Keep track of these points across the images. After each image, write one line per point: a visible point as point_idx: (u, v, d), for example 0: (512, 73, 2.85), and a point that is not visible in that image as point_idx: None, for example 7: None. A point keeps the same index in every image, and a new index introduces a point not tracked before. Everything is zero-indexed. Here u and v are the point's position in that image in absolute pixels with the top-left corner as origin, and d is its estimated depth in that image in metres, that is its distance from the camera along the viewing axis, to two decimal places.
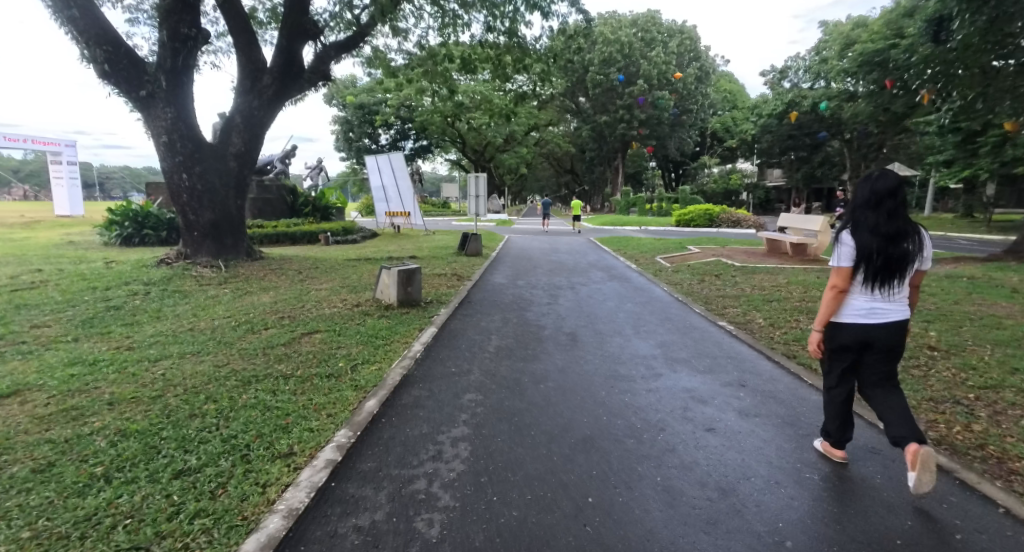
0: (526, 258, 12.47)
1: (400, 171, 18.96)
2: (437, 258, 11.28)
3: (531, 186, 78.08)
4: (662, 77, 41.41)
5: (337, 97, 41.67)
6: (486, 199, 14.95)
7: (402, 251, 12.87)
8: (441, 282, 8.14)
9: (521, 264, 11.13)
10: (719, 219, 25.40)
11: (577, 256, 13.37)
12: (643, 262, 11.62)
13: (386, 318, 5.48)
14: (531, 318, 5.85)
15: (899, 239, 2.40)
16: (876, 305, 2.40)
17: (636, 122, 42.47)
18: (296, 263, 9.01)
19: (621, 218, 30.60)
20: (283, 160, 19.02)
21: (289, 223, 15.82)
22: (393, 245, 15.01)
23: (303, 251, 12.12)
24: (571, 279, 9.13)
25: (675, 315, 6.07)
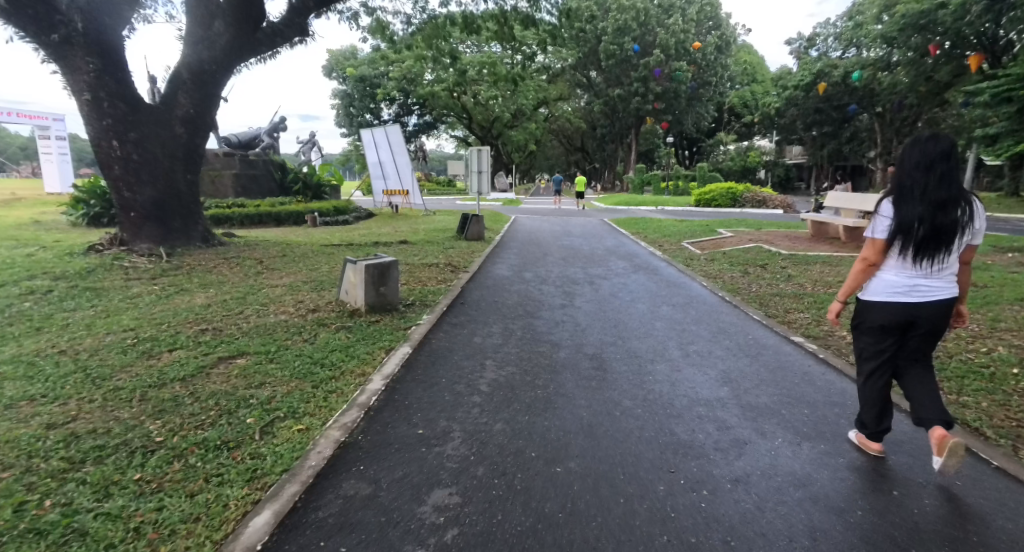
0: (534, 243, 11.01)
1: (398, 146, 17.49)
2: (433, 243, 9.88)
3: (541, 164, 76.00)
4: (679, 47, 39.04)
5: (337, 70, 39.88)
6: (491, 176, 13.43)
7: (395, 234, 11.46)
8: (432, 274, 6.74)
9: (529, 251, 9.68)
10: (743, 198, 23.73)
11: (592, 241, 11.89)
12: (669, 248, 10.17)
13: (346, 333, 4.08)
14: (540, 330, 4.45)
15: (941, 215, 2.14)
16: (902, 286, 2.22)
17: (651, 96, 40.31)
18: (263, 248, 7.66)
19: (635, 197, 28.83)
20: (271, 134, 17.51)
21: (275, 202, 14.43)
22: (388, 226, 13.65)
23: (284, 234, 10.77)
24: (588, 270, 7.72)
25: (728, 324, 4.67)
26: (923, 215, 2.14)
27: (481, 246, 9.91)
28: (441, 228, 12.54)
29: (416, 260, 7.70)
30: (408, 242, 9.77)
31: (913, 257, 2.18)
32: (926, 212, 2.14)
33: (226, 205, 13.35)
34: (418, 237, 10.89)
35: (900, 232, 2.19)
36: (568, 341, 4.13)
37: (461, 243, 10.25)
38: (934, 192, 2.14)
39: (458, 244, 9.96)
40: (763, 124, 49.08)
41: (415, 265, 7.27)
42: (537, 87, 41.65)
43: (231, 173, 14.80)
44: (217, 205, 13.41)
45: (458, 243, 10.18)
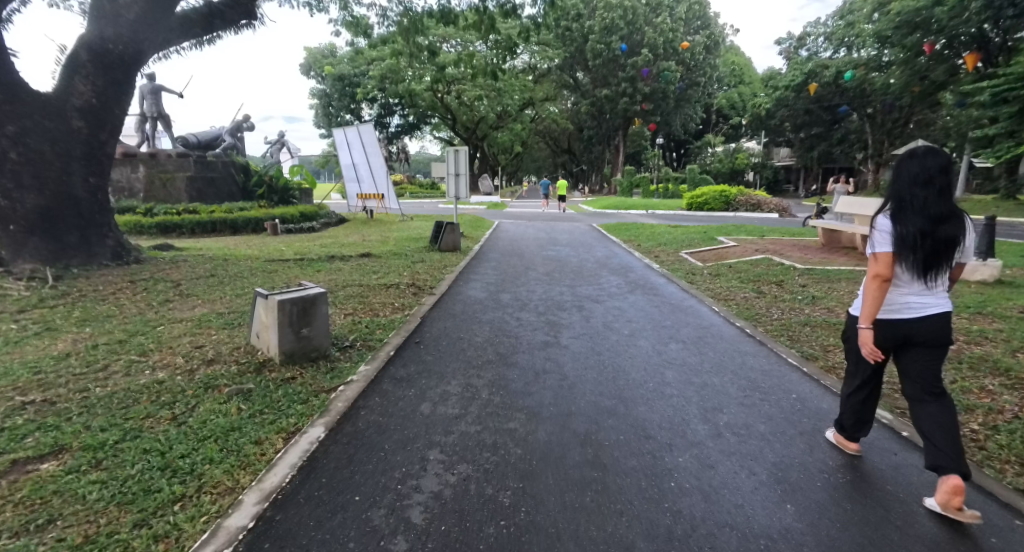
0: (517, 255, 9.90)
1: (370, 146, 16.33)
2: (400, 256, 8.70)
3: (528, 166, 75.05)
4: (667, 47, 38.44)
5: (315, 68, 38.51)
6: (469, 179, 12.30)
7: (362, 245, 10.23)
8: (388, 299, 5.58)
9: (511, 266, 8.55)
10: (736, 202, 22.98)
11: (580, 251, 10.83)
12: (667, 261, 9.18)
13: (240, 404, 2.87)
14: (515, 388, 3.31)
15: (945, 226, 2.04)
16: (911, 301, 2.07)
17: (639, 96, 39.65)
18: (188, 265, 6.43)
19: (624, 201, 27.86)
20: (234, 134, 16.16)
21: (232, 208, 13.11)
22: (358, 234, 12.45)
23: (234, 245, 9.53)
24: (575, 290, 6.64)
25: (758, 374, 3.61)
26: (926, 230, 2.02)
27: (455, 260, 8.75)
28: (414, 237, 11.40)
29: (373, 278, 6.55)
30: (372, 255, 8.59)
31: (918, 272, 2.05)
32: (926, 225, 2.02)
33: (176, 211, 12.04)
34: (386, 248, 9.67)
35: (903, 247, 2.03)
36: (553, 409, 3.00)
37: (434, 256, 9.06)
38: (936, 206, 2.02)
39: (430, 258, 8.80)
40: (751, 126, 48.66)
41: (370, 285, 6.11)
42: (523, 87, 40.68)
43: (185, 176, 13.43)
44: (165, 210, 12.06)
45: (430, 256, 8.99)
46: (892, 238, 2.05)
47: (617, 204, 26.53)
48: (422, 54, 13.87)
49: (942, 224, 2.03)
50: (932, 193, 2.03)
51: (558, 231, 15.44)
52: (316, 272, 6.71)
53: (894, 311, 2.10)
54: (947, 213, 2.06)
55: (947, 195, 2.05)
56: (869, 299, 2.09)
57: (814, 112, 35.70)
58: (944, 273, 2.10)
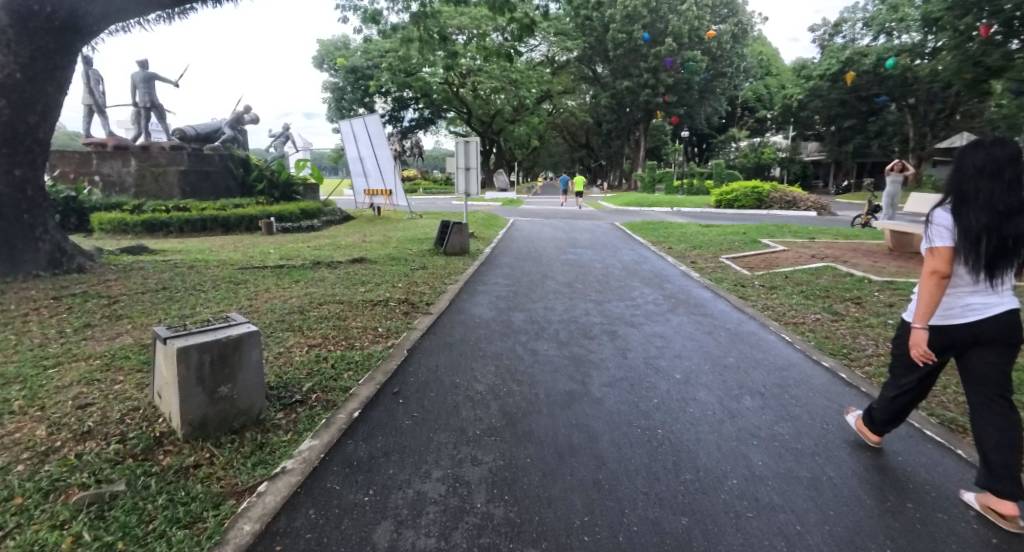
0: (533, 260, 8.79)
1: (378, 139, 15.44)
2: (400, 261, 7.62)
3: (544, 161, 73.53)
4: (691, 35, 36.77)
5: (327, 61, 37.77)
6: (480, 174, 11.20)
7: (361, 246, 9.24)
8: (371, 321, 4.48)
9: (526, 273, 7.44)
10: (769, 199, 21.50)
11: (604, 255, 9.66)
12: (708, 269, 8.01)
13: (81, 531, 1.73)
14: (529, 487, 2.16)
15: (1019, 219, 1.89)
16: (978, 300, 1.95)
17: (662, 88, 38.07)
18: (144, 272, 5.44)
19: (646, 197, 26.46)
20: (235, 127, 15.31)
21: (227, 204, 12.23)
22: (360, 234, 11.45)
23: (218, 247, 8.60)
24: (603, 307, 5.54)
25: (896, 460, 2.44)
26: (990, 224, 1.88)
27: (461, 268, 7.62)
28: (420, 239, 10.38)
29: (360, 290, 5.47)
30: (368, 259, 7.54)
31: (981, 269, 1.93)
32: (992, 221, 1.89)
33: (165, 208, 11.21)
34: (385, 251, 8.62)
35: (968, 242, 1.90)
36: (589, 538, 1.83)
37: (439, 261, 7.98)
38: (1004, 199, 1.89)
39: (434, 264, 7.69)
40: (779, 119, 46.60)
41: (354, 301, 5.00)
42: (541, 79, 39.39)
43: (177, 170, 12.60)
44: (153, 207, 11.20)
45: (435, 262, 7.89)
46: (955, 233, 1.93)
47: (639, 200, 25.19)
48: (436, 41, 12.94)
49: (1013, 218, 1.89)
50: (1002, 183, 1.90)
51: (578, 231, 14.22)
52: (294, 283, 5.65)
53: (962, 310, 1.97)
54: (1016, 208, 1.91)
55: (1020, 187, 1.90)
56: (924, 296, 1.99)
57: (850, 104, 33.76)
58: (1011, 270, 1.95)
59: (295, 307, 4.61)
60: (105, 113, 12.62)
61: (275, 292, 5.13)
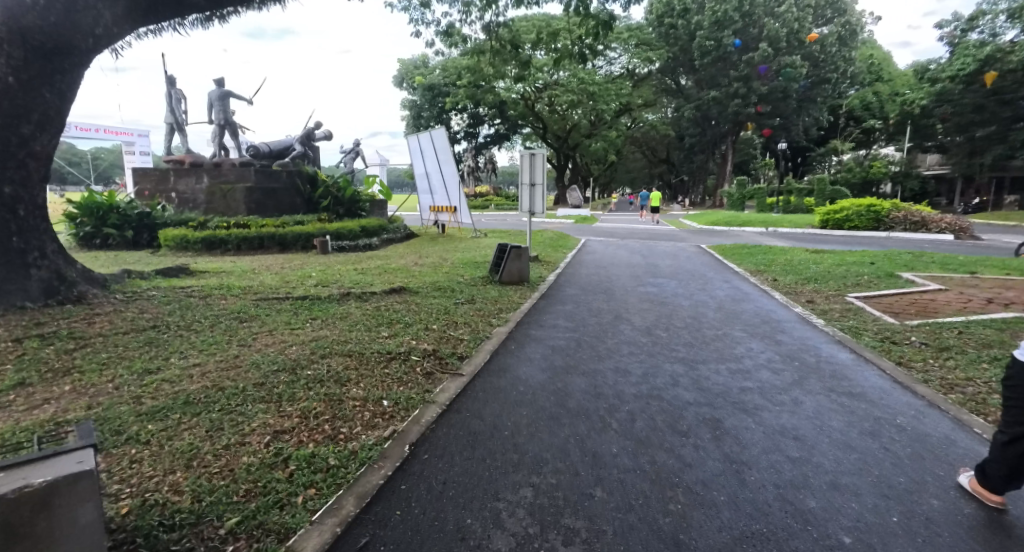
0: (603, 293, 7.38)
1: (443, 154, 15.09)
2: (444, 292, 6.53)
3: (621, 177, 71.01)
4: (790, 39, 33.59)
5: (407, 80, 38.92)
6: (546, 191, 10.03)
7: (409, 271, 8.35)
8: (377, 389, 3.31)
9: (593, 313, 6.06)
10: (890, 218, 18.34)
11: (690, 288, 8.00)
12: (832, 314, 6.22)
13: None
14: None
15: None
16: None
17: (753, 97, 35.01)
18: (145, 303, 4.72)
19: (735, 215, 23.86)
20: (305, 143, 15.62)
21: (288, 221, 12.14)
22: (415, 255, 10.74)
23: (263, 268, 8.19)
24: (696, 373, 4.03)
25: None
26: None
27: (515, 303, 6.36)
28: (475, 263, 9.39)
29: (381, 336, 4.38)
30: (409, 289, 6.53)
31: None
32: None
33: (228, 224, 11.28)
34: (432, 277, 7.63)
35: None
36: None
37: (489, 292, 6.80)
38: None
39: (483, 296, 6.55)
40: (893, 128, 41.24)
41: (367, 353, 3.88)
42: (620, 91, 37.78)
43: (244, 187, 12.87)
44: (216, 224, 11.32)
45: (484, 293, 6.73)
46: None
47: (726, 218, 22.70)
48: (508, 50, 12.27)
49: None
50: None
51: (657, 254, 12.55)
52: (308, 322, 4.66)
53: None
54: None
55: None
56: None
57: (989, 109, 28.66)
58: None
59: (287, 363, 3.56)
60: (184, 131, 13.34)
61: (277, 336, 4.14)
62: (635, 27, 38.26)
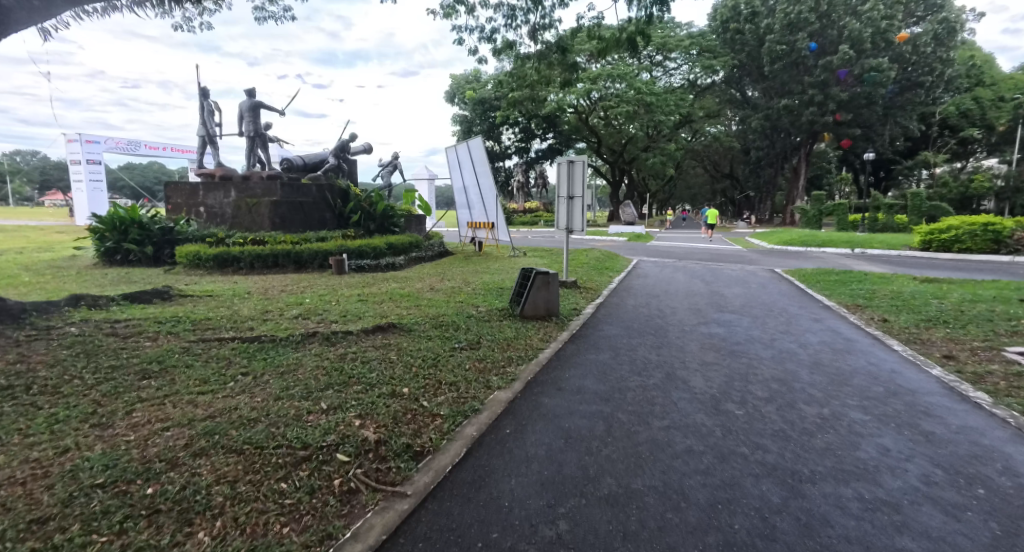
0: (652, 336, 5.71)
1: (480, 165, 14.11)
2: (444, 333, 5.13)
3: (681, 193, 67.72)
4: (877, 40, 30.24)
5: (458, 95, 38.83)
6: (586, 205, 8.49)
7: (418, 298, 7.10)
8: (235, 536, 1.91)
9: (635, 369, 4.42)
10: (1013, 240, 15.19)
11: (768, 329, 6.14)
12: (993, 382, 4.23)
13: None
14: None
15: None
16: None
17: (832, 104, 31.73)
18: (38, 348, 3.64)
19: (813, 234, 21.05)
20: (339, 155, 15.25)
21: (309, 238, 11.52)
22: (435, 277, 9.58)
23: (256, 293, 7.33)
24: (801, 510, 2.32)
25: None
26: None
27: (532, 350, 4.87)
28: (497, 290, 8.01)
29: (316, 410, 3.02)
30: (402, 327, 5.20)
31: None
32: None
33: (247, 239, 10.90)
34: (439, 308, 6.29)
35: None
36: None
37: (500, 333, 5.35)
38: None
39: (490, 339, 5.10)
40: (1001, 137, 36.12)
41: (270, 448, 2.52)
42: (680, 101, 35.56)
43: (269, 201, 12.44)
44: (234, 240, 10.92)
45: (493, 334, 5.27)
46: None
47: (803, 238, 19.99)
48: (558, 55, 12.51)
49: None
50: None
51: (722, 280, 10.63)
52: (232, 381, 3.40)
53: None
54: None
55: None
56: None
57: None
58: None
59: (129, 467, 2.25)
60: (215, 144, 13.37)
61: (163, 409, 2.87)
62: (697, 34, 36.17)
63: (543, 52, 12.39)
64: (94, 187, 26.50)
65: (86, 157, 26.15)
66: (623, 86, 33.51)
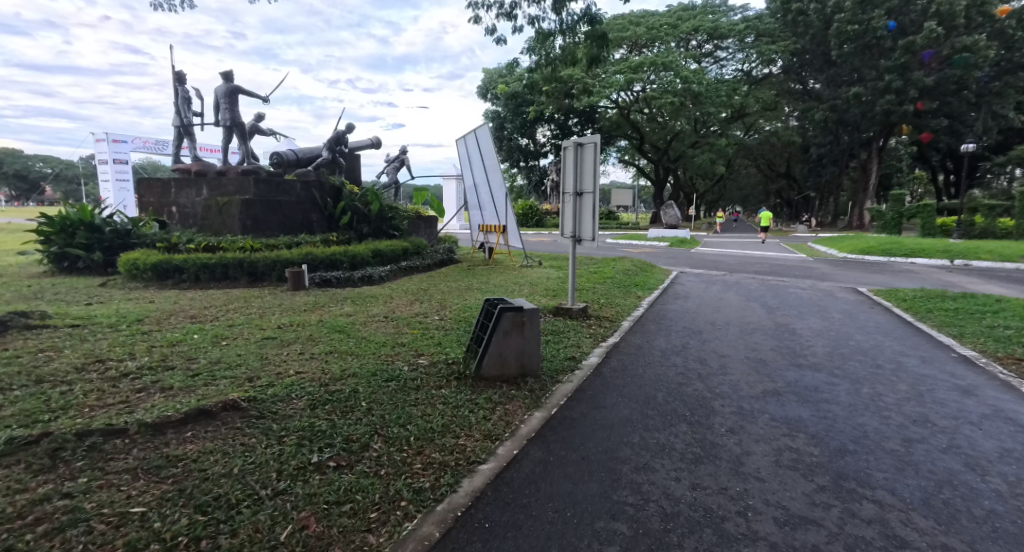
0: (684, 426, 3.36)
1: (489, 158, 12.05)
2: (313, 427, 2.91)
3: (733, 193, 63.25)
4: (971, 14, 25.87)
5: (490, 90, 36.94)
6: (598, 203, 6.09)
7: (346, 337, 4.97)
8: None
9: (639, 547, 2.11)
10: None
11: (888, 412, 3.63)
12: None
13: None
14: None
15: None
16: None
17: (914, 90, 27.54)
18: None
19: (896, 240, 17.61)
20: (333, 148, 13.74)
21: (278, 244, 9.84)
22: (407, 298, 7.54)
23: (148, 322, 5.57)
24: None
25: None
26: None
27: (449, 475, 2.59)
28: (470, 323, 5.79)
29: None
30: (249, 410, 3.02)
31: None
32: None
33: (204, 245, 9.33)
34: (355, 364, 4.10)
35: None
36: None
37: (416, 425, 3.11)
38: None
39: (389, 442, 2.86)
40: None
41: None
42: (732, 91, 32.08)
43: (241, 200, 10.87)
44: (189, 246, 9.35)
45: (401, 428, 3.04)
46: None
47: (884, 245, 16.63)
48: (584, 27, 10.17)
49: None
50: None
51: (789, 305, 7.96)
52: None
53: None
54: None
55: None
56: None
57: None
58: None
59: None
60: (191, 136, 12.14)
61: None
62: (752, 17, 32.62)
63: (567, 22, 10.07)
64: (119, 188, 26.43)
65: (113, 157, 26.28)
66: (666, 76, 30.46)
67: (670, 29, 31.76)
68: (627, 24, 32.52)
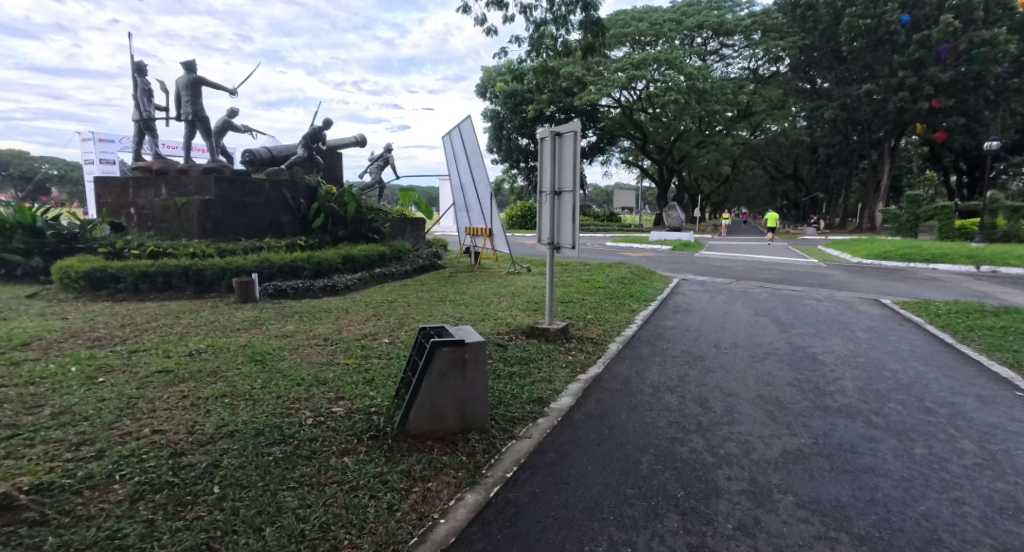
0: (675, 520, 2.36)
1: (474, 156, 11.14)
2: (110, 541, 1.89)
3: (739, 194, 62.02)
4: (990, 6, 24.68)
5: (489, 89, 36.05)
6: (580, 205, 5.07)
7: (258, 371, 3.96)
8: None
9: None
10: None
11: (960, 493, 2.62)
12: None
13: None
14: None
15: None
16: None
17: (929, 87, 26.34)
18: None
19: (913, 244, 16.52)
20: (309, 145, 12.84)
21: (235, 249, 8.93)
22: (364, 313, 6.59)
23: (33, 346, 4.62)
24: None
25: None
26: None
27: None
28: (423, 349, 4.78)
29: None
30: (25, 510, 1.99)
31: None
32: None
33: (149, 249, 8.42)
34: (244, 415, 3.07)
35: None
36: None
37: (279, 530, 2.07)
38: None
39: None
40: None
41: None
42: (738, 89, 30.99)
43: (201, 200, 9.97)
44: (134, 251, 8.45)
45: (251, 538, 1.99)
46: None
47: (902, 248, 15.56)
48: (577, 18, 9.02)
49: None
50: None
51: (805, 322, 6.93)
52: None
53: None
54: None
55: None
56: None
57: None
58: None
59: None
60: (153, 131, 11.29)
61: None
62: (759, 13, 31.53)
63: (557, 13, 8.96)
64: None
65: (99, 157, 25.57)
66: (669, 73, 29.37)
67: (674, 24, 30.71)
68: (629, 20, 31.51)
